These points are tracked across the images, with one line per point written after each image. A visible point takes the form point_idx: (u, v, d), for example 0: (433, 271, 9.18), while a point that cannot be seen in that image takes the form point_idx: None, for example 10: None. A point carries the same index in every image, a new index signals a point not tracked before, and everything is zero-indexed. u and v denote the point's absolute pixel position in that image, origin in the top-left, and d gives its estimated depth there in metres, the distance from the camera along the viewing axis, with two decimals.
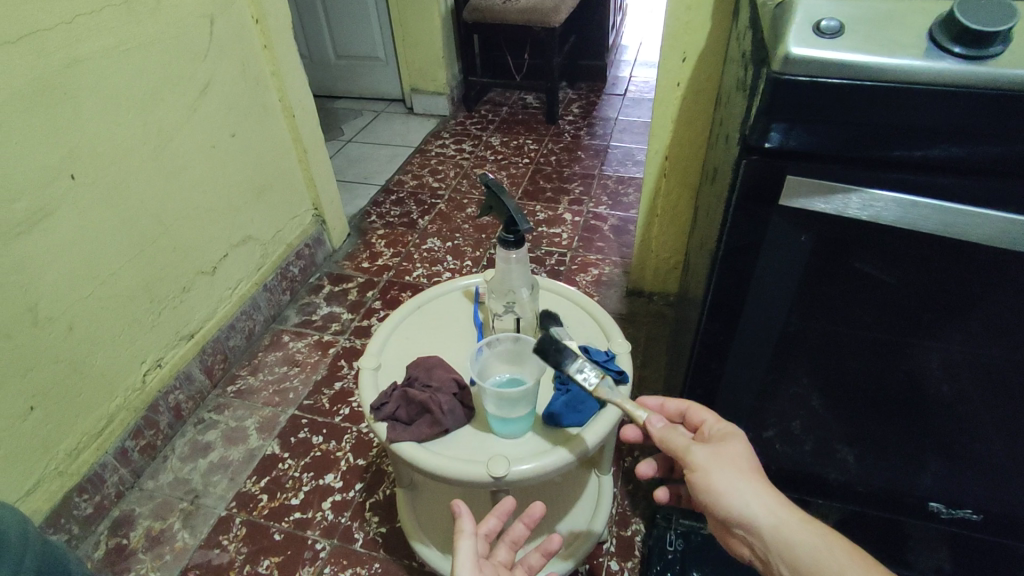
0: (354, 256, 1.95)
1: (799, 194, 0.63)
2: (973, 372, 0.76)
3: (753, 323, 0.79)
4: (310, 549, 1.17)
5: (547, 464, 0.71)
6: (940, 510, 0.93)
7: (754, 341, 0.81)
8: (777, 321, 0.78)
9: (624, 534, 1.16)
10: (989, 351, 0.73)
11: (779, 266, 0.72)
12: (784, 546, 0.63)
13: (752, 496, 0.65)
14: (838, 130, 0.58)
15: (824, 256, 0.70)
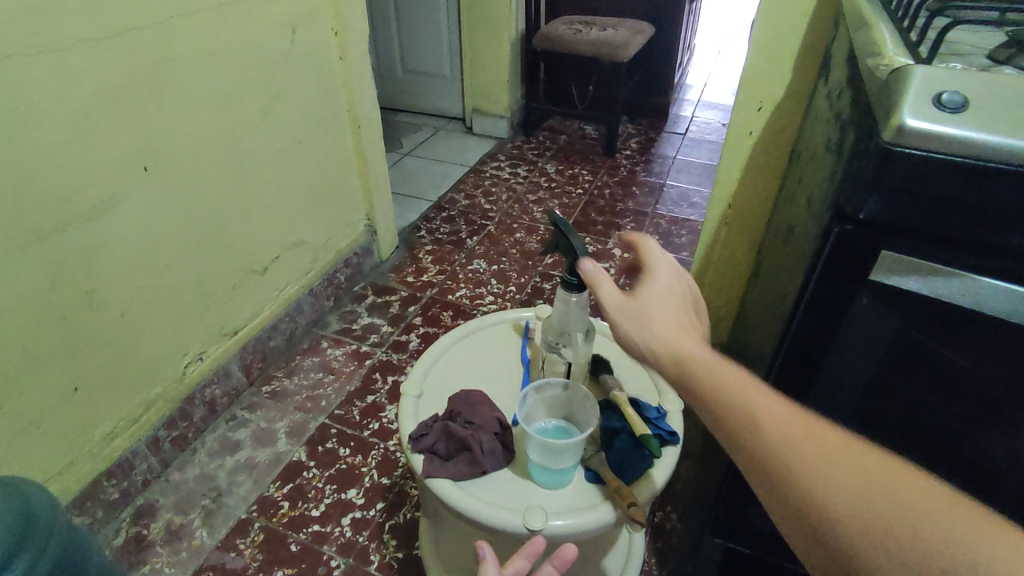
0: (400, 269, 1.96)
1: (894, 270, 0.59)
2: None
3: (818, 397, 0.74)
4: (324, 565, 1.15)
5: (587, 523, 0.67)
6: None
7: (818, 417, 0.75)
8: (845, 400, 0.73)
9: None
10: None
11: (856, 341, 0.67)
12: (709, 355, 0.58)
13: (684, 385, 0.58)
14: (949, 211, 0.54)
15: (912, 342, 0.64)
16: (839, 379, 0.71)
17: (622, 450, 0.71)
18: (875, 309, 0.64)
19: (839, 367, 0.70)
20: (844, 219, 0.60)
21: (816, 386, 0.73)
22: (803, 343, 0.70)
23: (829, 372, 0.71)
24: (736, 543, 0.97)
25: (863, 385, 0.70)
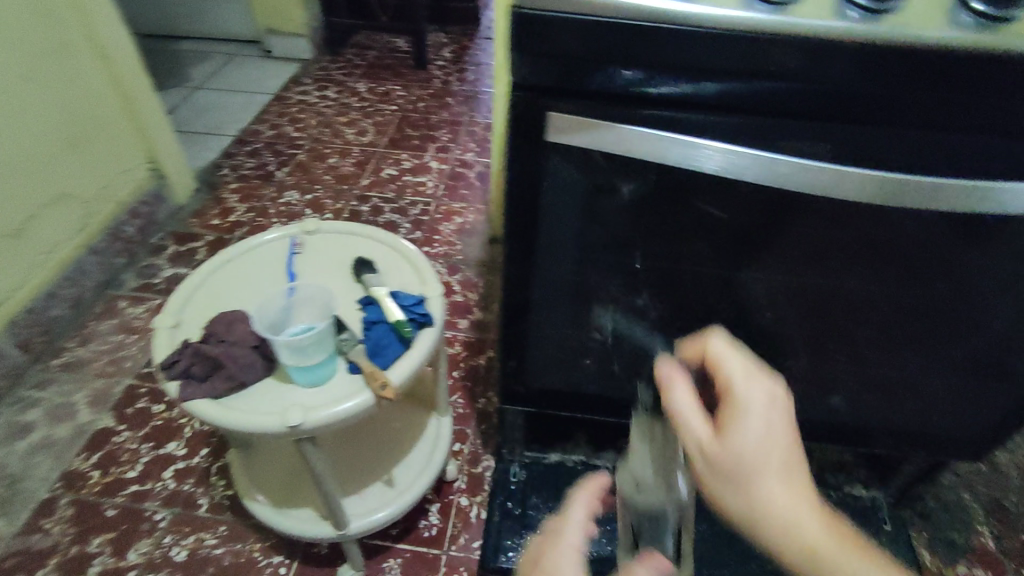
0: (203, 213, 1.78)
1: (561, 130, 0.63)
2: (790, 298, 0.83)
3: (548, 262, 0.82)
4: (148, 520, 1.13)
5: (347, 410, 0.70)
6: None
7: (550, 277, 0.84)
8: (571, 260, 0.81)
9: (475, 472, 1.21)
10: (807, 277, 0.79)
11: (559, 203, 0.74)
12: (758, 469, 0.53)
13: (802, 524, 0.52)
14: (580, 67, 0.59)
15: (602, 193, 0.72)
16: (558, 240, 0.78)
17: (376, 336, 0.76)
18: (568, 170, 0.70)
19: (555, 231, 0.77)
20: (518, 89, 0.63)
21: (544, 251, 0.80)
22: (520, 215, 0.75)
23: (545, 238, 0.78)
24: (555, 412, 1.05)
25: (579, 240, 0.78)
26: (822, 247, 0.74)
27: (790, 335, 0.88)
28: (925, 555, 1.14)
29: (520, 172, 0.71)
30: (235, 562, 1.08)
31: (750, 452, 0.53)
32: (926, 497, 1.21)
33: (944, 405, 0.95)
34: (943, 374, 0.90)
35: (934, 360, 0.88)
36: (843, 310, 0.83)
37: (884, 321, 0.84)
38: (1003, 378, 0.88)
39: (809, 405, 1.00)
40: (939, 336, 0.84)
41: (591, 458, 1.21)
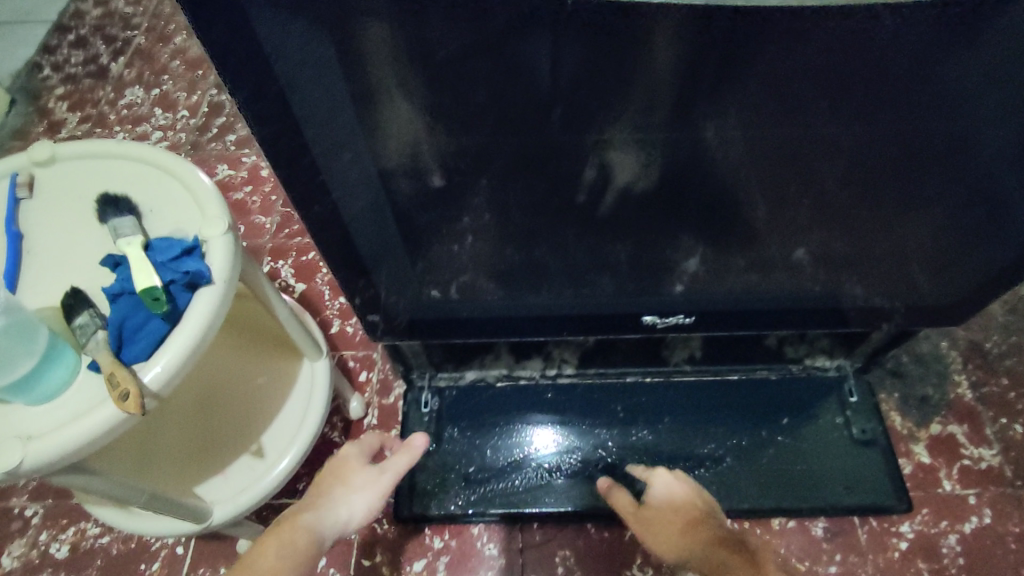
0: (26, 133, 1.42)
1: None
2: (747, 140, 0.61)
3: (343, 162, 0.59)
4: (17, 519, 0.98)
5: (89, 433, 0.49)
6: (656, 321, 0.85)
7: (357, 180, 0.62)
8: (376, 146, 0.59)
9: (386, 403, 1.05)
10: (765, 111, 0.58)
11: (320, 72, 0.51)
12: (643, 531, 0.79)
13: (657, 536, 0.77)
14: None
15: (364, 49, 0.50)
16: (336, 133, 0.56)
17: (121, 316, 0.53)
18: (297, 24, 0.47)
19: (327, 119, 0.55)
20: None
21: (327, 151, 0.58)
22: (263, 105, 0.52)
23: (320, 132, 0.56)
24: (468, 332, 0.87)
25: (374, 121, 0.56)
26: (786, 59, 0.52)
27: (752, 184, 0.67)
28: (893, 417, 1.02)
29: (228, 41, 0.47)
30: (124, 549, 0.96)
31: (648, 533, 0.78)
32: (897, 353, 1.07)
33: (917, 254, 0.75)
34: (922, 211, 0.69)
35: (933, 189, 0.66)
36: (807, 143, 0.61)
37: (858, 149, 0.62)
38: (998, 208, 0.67)
39: (749, 280, 0.81)
40: (943, 157, 0.62)
41: (514, 369, 1.02)
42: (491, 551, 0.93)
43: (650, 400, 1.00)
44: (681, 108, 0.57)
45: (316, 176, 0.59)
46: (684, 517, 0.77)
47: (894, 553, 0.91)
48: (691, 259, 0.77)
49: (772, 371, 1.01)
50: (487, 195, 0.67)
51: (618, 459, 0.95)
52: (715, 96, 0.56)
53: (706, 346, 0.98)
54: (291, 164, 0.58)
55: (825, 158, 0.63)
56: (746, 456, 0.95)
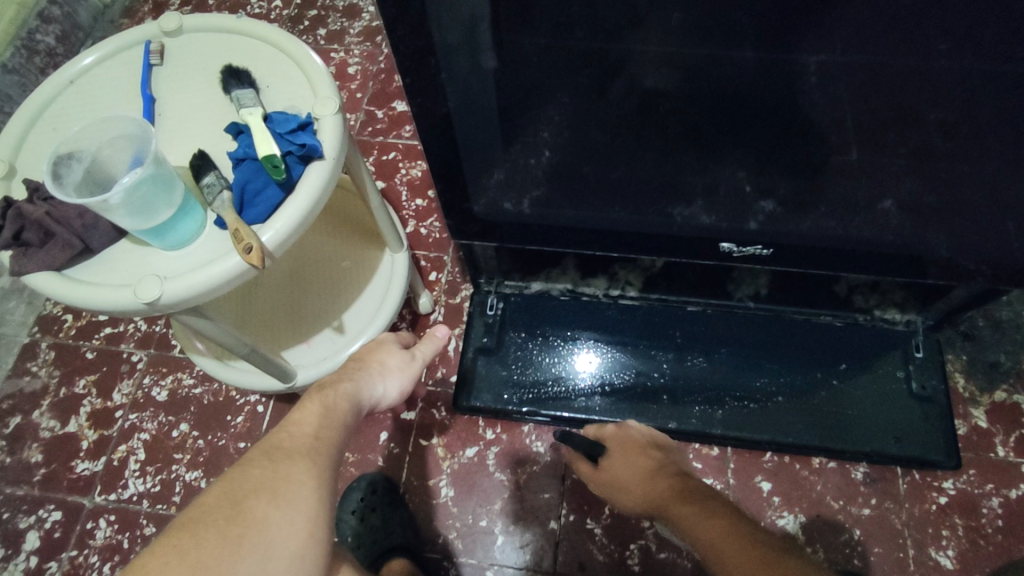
0: (133, 12, 1.48)
1: None
2: (859, 73, 0.59)
3: (454, 58, 0.61)
4: (126, 363, 1.12)
5: (217, 280, 0.55)
6: (731, 250, 0.86)
7: (463, 79, 0.63)
8: (483, 48, 0.60)
9: (452, 302, 1.11)
10: (889, 40, 0.55)
11: None
12: (610, 491, 0.82)
13: (621, 491, 0.80)
14: None
15: None
16: (450, 30, 0.58)
17: (240, 178, 0.57)
18: None
19: (446, 16, 0.56)
20: None
21: (439, 47, 0.59)
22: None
23: (435, 26, 0.57)
24: (537, 245, 0.91)
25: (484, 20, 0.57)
26: None
27: (867, 119, 0.64)
28: (957, 379, 1.00)
29: None
30: (214, 401, 1.08)
31: (616, 486, 0.81)
32: (973, 316, 1.04)
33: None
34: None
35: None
36: (929, 83, 0.59)
37: (983, 94, 0.58)
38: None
39: (833, 221, 0.79)
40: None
41: (578, 285, 1.06)
42: (538, 447, 1.00)
43: (707, 330, 1.01)
44: (792, 36, 0.55)
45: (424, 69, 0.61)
46: (646, 466, 0.79)
47: (931, 506, 0.93)
48: (777, 194, 0.76)
49: (836, 317, 1.01)
50: (583, 103, 0.66)
51: (670, 380, 0.98)
52: (841, 26, 0.54)
53: (772, 284, 0.99)
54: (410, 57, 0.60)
55: (952, 100, 0.60)
56: (798, 395, 0.96)
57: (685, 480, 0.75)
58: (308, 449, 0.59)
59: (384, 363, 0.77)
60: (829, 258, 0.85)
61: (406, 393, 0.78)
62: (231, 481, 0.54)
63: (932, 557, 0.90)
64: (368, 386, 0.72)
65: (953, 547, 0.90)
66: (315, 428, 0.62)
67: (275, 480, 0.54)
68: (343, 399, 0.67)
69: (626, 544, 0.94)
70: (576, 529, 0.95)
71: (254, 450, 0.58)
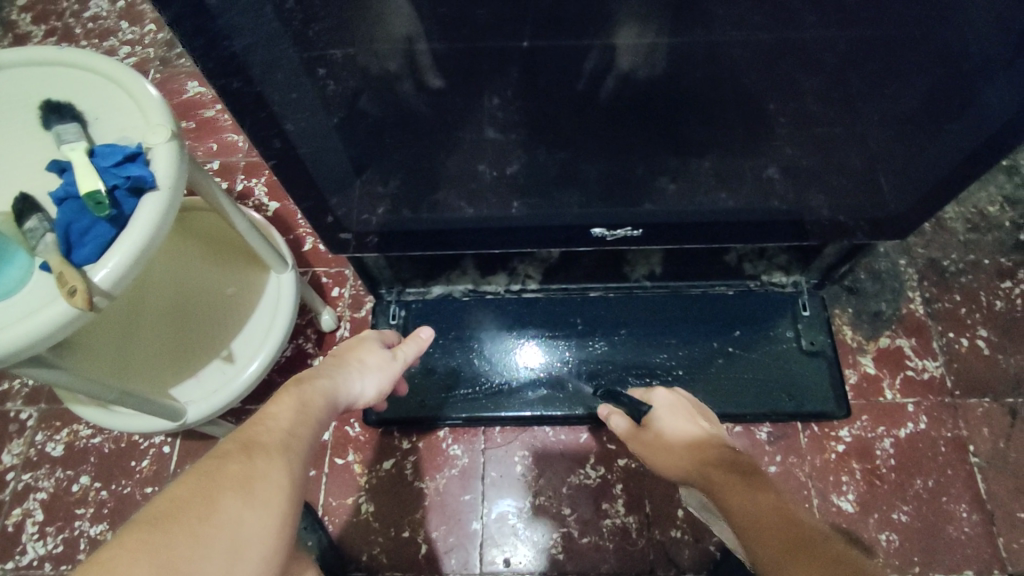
0: None
1: None
2: (691, 54, 0.61)
3: (280, 73, 0.59)
4: (15, 422, 1.05)
5: (45, 329, 0.52)
6: (604, 235, 0.87)
7: (302, 92, 0.62)
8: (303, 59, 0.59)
9: (357, 316, 1.10)
10: (709, 20, 0.56)
11: None
12: (653, 450, 0.80)
13: (663, 450, 0.79)
14: None
15: None
16: (267, 45, 0.56)
17: (63, 218, 0.55)
18: None
19: (259, 31, 0.55)
20: None
21: (263, 65, 0.58)
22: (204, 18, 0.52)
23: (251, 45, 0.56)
24: (423, 249, 0.91)
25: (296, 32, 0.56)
26: None
27: (717, 96, 0.66)
28: (844, 331, 1.05)
29: None
30: (115, 448, 1.03)
31: (658, 447, 0.79)
32: (854, 270, 1.10)
33: (872, 169, 0.76)
34: (889, 124, 0.69)
35: (901, 104, 0.66)
36: (756, 56, 0.61)
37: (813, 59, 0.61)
38: (967, 121, 0.66)
39: (699, 199, 0.81)
40: (911, 72, 0.62)
41: (480, 284, 1.06)
42: (455, 450, 1.00)
43: (609, 314, 1.03)
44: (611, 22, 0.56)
45: (254, 88, 0.60)
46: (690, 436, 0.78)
47: (831, 455, 0.97)
48: (646, 175, 0.77)
49: (729, 287, 1.04)
50: (437, 103, 0.66)
51: (574, 366, 1.00)
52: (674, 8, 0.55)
53: (665, 263, 1.02)
54: (243, 80, 0.58)
55: (789, 68, 0.62)
56: (700, 366, 0.99)
57: (733, 454, 0.72)
58: (284, 446, 0.53)
59: (364, 360, 0.73)
60: (706, 231, 0.87)
61: (385, 394, 0.74)
62: (206, 474, 0.48)
63: (835, 503, 0.95)
64: (347, 383, 0.68)
65: (853, 491, 0.95)
66: (291, 423, 0.57)
67: (249, 477, 0.49)
68: (319, 394, 0.63)
69: (549, 533, 0.95)
70: (499, 526, 0.95)
71: (231, 443, 0.52)
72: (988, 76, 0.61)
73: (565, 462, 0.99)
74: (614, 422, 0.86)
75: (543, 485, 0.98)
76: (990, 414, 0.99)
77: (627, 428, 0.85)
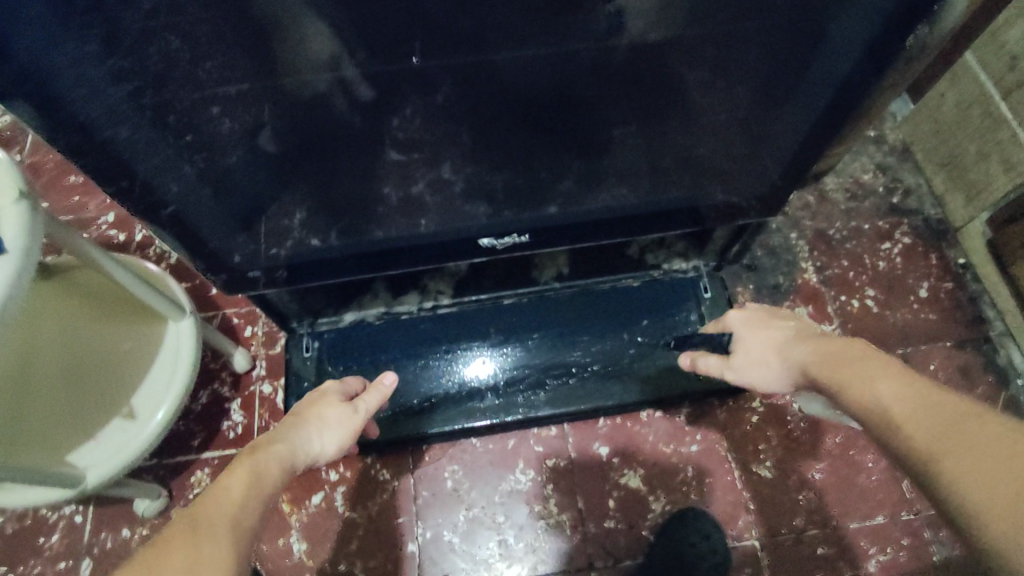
0: None
1: None
2: (584, 64, 0.61)
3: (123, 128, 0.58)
4: None
5: None
6: (494, 243, 0.86)
7: (150, 143, 0.60)
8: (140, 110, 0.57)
9: (272, 353, 1.08)
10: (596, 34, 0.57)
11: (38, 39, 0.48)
12: (760, 380, 0.77)
13: (774, 360, 0.75)
14: None
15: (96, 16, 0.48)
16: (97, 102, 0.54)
17: None
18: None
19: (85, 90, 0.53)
20: None
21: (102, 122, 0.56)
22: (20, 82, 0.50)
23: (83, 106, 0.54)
24: (323, 278, 0.89)
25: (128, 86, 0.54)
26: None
27: (605, 99, 0.66)
28: (747, 306, 1.10)
29: None
30: (20, 527, 0.97)
31: (769, 357, 0.76)
32: (752, 248, 1.15)
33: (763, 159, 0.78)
34: (784, 110, 0.70)
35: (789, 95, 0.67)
36: (645, 61, 0.62)
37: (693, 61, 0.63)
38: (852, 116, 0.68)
39: (588, 195, 0.82)
40: (796, 64, 0.63)
41: (392, 306, 1.06)
42: (384, 475, 0.99)
43: (522, 318, 1.03)
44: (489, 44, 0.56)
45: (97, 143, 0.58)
46: (790, 342, 0.74)
47: (747, 425, 1.01)
48: (544, 177, 0.77)
49: (634, 278, 1.06)
50: (312, 130, 0.64)
51: (492, 375, 1.00)
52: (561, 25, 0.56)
53: (572, 263, 1.07)
54: (80, 138, 0.56)
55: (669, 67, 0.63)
56: (612, 359, 1.01)
57: (856, 343, 0.66)
58: (232, 525, 0.56)
59: (322, 418, 0.77)
60: (603, 228, 0.88)
61: (345, 449, 0.77)
62: (148, 560, 0.51)
63: (755, 472, 0.98)
64: (303, 444, 0.72)
65: (771, 457, 0.99)
66: (242, 496, 0.59)
67: (193, 562, 0.51)
68: (274, 461, 0.65)
69: (486, 544, 0.95)
70: (435, 545, 0.95)
71: (178, 520, 0.55)
72: (865, 70, 0.61)
73: (495, 470, 0.99)
74: (700, 366, 0.84)
75: (476, 497, 0.98)
76: None
77: (717, 368, 0.82)
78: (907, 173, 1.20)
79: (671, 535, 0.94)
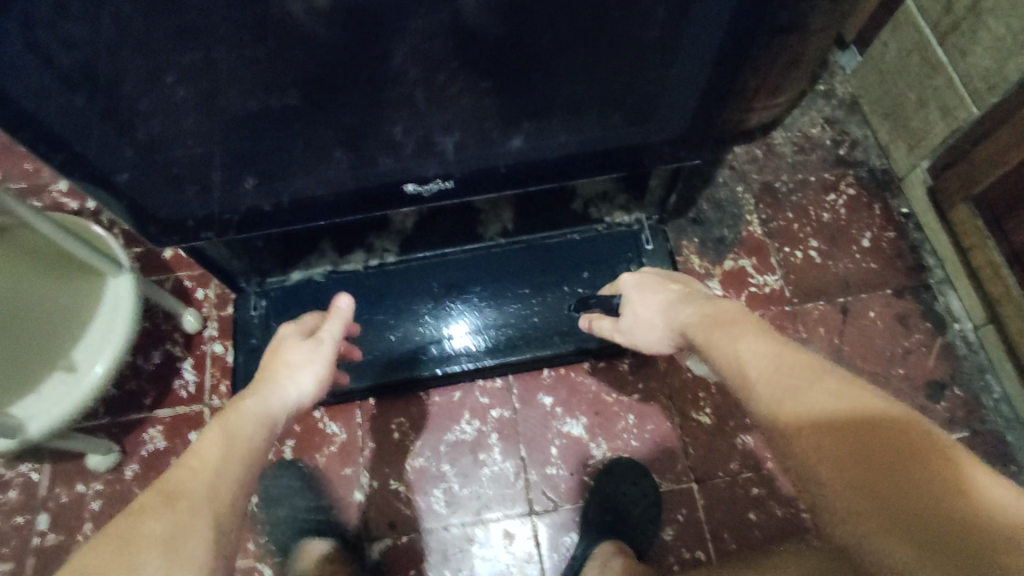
0: None
1: None
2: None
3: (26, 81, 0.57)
4: None
5: None
6: (418, 191, 0.81)
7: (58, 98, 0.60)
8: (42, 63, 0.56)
9: (223, 314, 1.10)
10: None
11: None
12: (638, 342, 0.81)
13: (653, 324, 0.78)
14: None
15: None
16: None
17: None
18: None
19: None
20: None
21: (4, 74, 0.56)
22: None
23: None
24: (258, 229, 0.85)
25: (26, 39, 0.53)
26: None
27: (525, 24, 0.59)
28: (691, 259, 1.12)
29: None
30: None
31: (649, 322, 0.78)
32: (697, 202, 1.16)
33: (705, 96, 0.71)
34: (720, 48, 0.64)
35: (708, 20, 0.60)
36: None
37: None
38: None
39: (521, 143, 0.77)
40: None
41: (339, 264, 1.07)
42: (332, 428, 1.02)
43: (465, 274, 1.05)
44: None
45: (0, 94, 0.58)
46: (685, 308, 0.74)
47: (688, 374, 1.03)
48: (477, 123, 0.73)
49: (577, 233, 1.07)
50: (224, 87, 0.63)
51: (436, 329, 1.02)
52: None
53: (517, 218, 1.07)
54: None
55: None
56: (553, 312, 1.03)
57: (747, 314, 0.66)
58: (207, 489, 0.56)
59: (291, 361, 0.74)
60: (546, 169, 0.83)
61: (323, 386, 0.76)
62: (126, 536, 0.51)
63: (694, 418, 1.01)
64: (280, 393, 0.70)
65: (710, 404, 1.01)
66: (217, 460, 0.59)
67: (169, 531, 0.52)
68: (245, 419, 0.64)
69: (431, 491, 0.98)
70: (381, 493, 0.98)
71: (151, 494, 0.55)
72: None
73: (439, 421, 1.02)
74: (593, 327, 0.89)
75: (421, 446, 1.00)
76: (824, 315, 1.07)
77: (606, 328, 0.86)
78: (855, 126, 1.20)
79: (608, 488, 0.96)
